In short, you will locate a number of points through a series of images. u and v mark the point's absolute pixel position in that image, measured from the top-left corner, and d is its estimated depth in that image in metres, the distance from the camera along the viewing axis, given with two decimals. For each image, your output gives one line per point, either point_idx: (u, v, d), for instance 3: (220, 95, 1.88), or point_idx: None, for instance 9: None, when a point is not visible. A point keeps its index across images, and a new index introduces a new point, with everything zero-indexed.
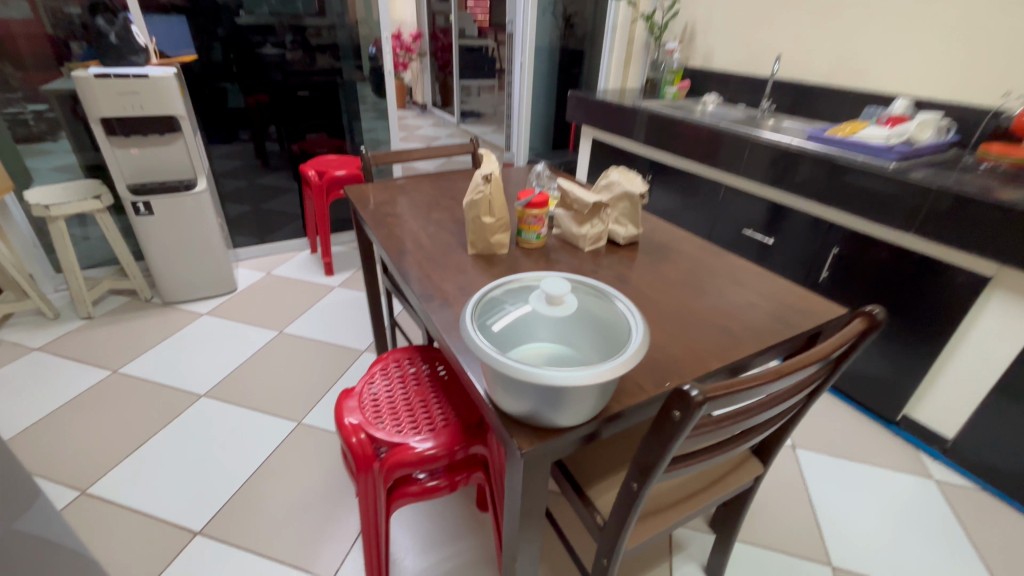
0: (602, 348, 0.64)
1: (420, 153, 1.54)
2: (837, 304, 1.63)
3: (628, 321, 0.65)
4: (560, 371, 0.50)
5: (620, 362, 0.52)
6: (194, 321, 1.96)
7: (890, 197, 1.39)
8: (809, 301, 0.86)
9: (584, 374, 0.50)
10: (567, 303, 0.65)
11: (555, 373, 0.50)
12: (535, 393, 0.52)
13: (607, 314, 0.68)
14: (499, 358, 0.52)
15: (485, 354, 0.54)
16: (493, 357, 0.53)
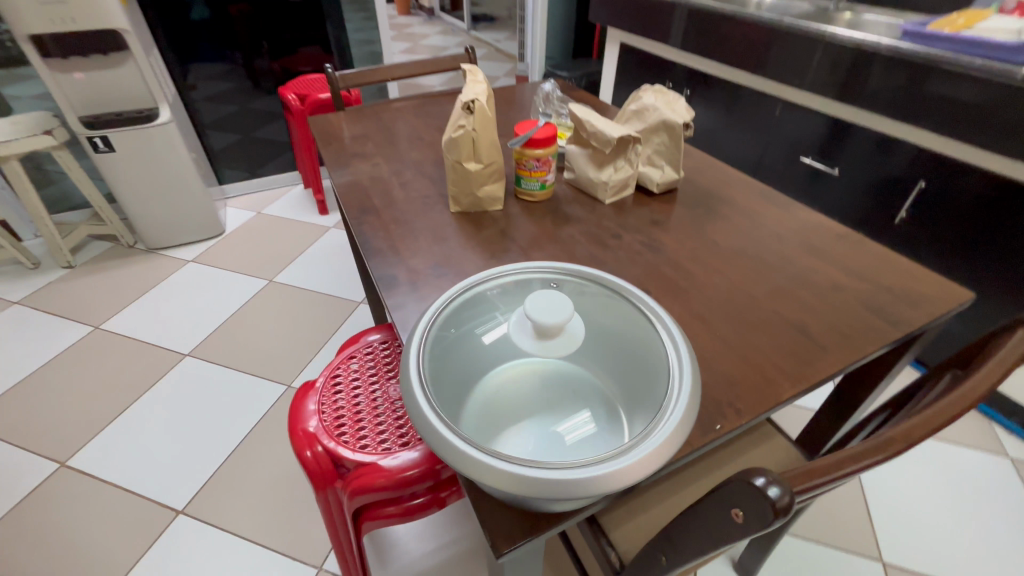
0: (620, 383, 0.47)
1: (404, 70, 1.23)
2: (913, 250, 1.34)
3: (664, 348, 0.45)
4: (557, 478, 0.35)
5: (648, 453, 0.36)
6: (180, 269, 1.81)
7: (1011, 117, 1.06)
8: (917, 280, 0.62)
9: (592, 482, 0.35)
10: (571, 332, 0.45)
11: (549, 481, 0.35)
12: (516, 496, 0.37)
13: (629, 327, 0.49)
14: (468, 455, 0.36)
15: (446, 441, 0.37)
16: (459, 450, 0.37)
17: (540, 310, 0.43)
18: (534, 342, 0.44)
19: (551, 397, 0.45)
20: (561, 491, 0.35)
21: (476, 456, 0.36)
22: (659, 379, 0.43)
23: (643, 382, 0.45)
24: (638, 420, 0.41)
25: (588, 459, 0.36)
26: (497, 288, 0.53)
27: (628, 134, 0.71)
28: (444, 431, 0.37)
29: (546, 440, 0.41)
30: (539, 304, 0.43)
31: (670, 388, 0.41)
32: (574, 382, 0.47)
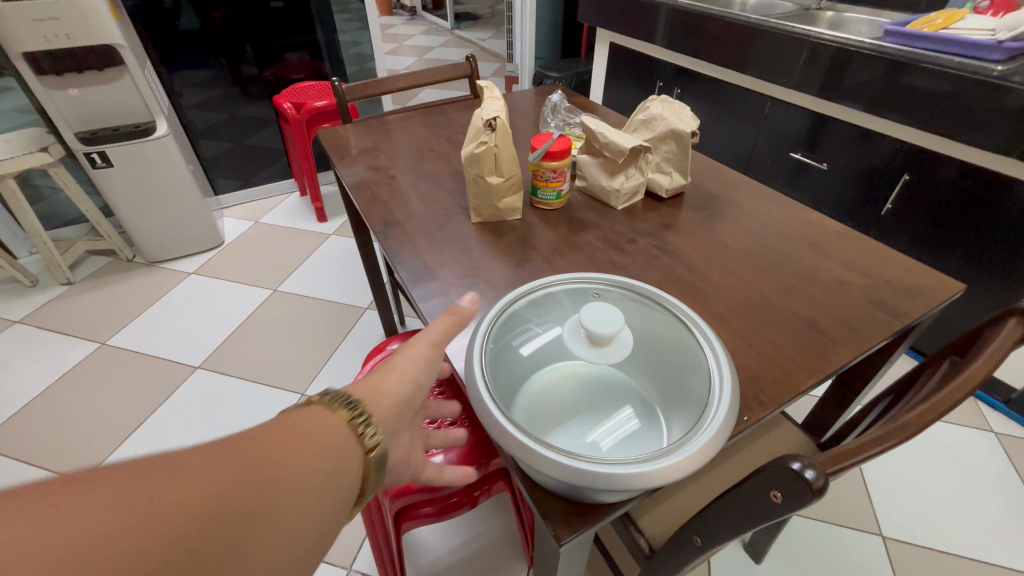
0: (656, 382, 0.51)
1: (406, 81, 1.26)
2: (899, 239, 1.41)
3: (699, 353, 0.49)
4: (623, 471, 0.39)
5: (709, 440, 0.41)
6: (182, 281, 1.81)
7: (987, 110, 1.11)
8: (913, 273, 0.67)
9: (656, 474, 0.39)
10: (620, 337, 0.49)
11: (620, 475, 0.38)
12: (579, 489, 0.40)
13: (658, 331, 0.54)
14: (542, 455, 0.39)
15: (518, 443, 0.40)
16: (531, 449, 0.40)
17: (594, 319, 0.47)
18: (587, 350, 0.47)
19: (595, 398, 0.49)
20: (625, 484, 0.38)
21: (549, 455, 0.39)
22: (696, 378, 0.48)
23: (679, 381, 0.50)
24: (683, 416, 0.45)
25: (647, 454, 0.40)
26: (530, 300, 0.56)
27: (640, 145, 0.75)
28: (513, 431, 0.41)
29: (598, 436, 0.45)
30: (593, 313, 0.47)
31: (711, 384, 0.46)
32: (613, 386, 0.51)
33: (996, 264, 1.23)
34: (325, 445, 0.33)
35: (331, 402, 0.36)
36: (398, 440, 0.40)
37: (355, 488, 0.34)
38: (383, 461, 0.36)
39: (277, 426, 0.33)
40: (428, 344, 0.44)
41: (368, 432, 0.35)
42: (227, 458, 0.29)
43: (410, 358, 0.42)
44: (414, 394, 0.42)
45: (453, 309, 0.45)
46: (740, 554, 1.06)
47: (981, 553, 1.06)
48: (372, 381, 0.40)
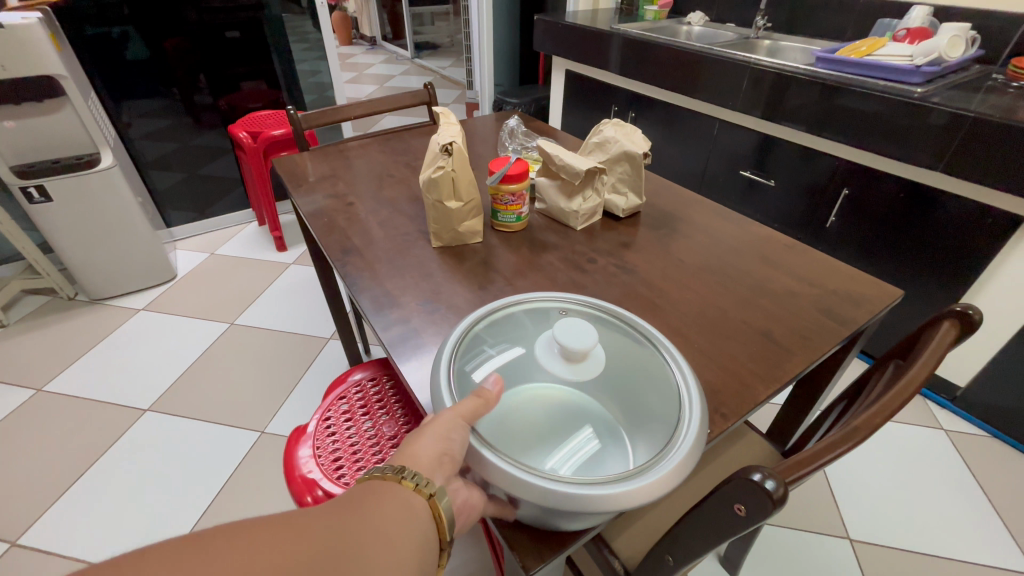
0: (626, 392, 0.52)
1: (364, 108, 1.26)
2: (845, 249, 1.48)
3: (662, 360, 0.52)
4: (620, 488, 0.39)
5: (690, 451, 0.42)
6: (129, 319, 1.71)
7: (911, 128, 1.21)
8: (857, 282, 0.70)
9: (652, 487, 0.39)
10: (593, 353, 0.51)
11: (617, 495, 0.38)
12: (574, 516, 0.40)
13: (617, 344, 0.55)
14: (528, 482, 0.38)
15: (503, 471, 0.39)
16: (525, 482, 0.39)
17: (570, 337, 0.48)
18: (561, 365, 0.49)
19: (566, 414, 0.49)
20: (624, 502, 0.38)
21: (536, 482, 0.39)
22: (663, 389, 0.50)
23: (643, 398, 0.51)
24: (661, 423, 0.47)
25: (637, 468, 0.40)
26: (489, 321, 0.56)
27: (596, 166, 0.77)
28: (504, 466, 0.39)
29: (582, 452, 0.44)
30: (567, 329, 0.49)
31: (682, 396, 0.47)
32: (583, 401, 0.51)
33: (930, 272, 1.31)
34: (392, 506, 0.34)
35: (377, 472, 0.36)
36: (454, 486, 0.39)
37: (424, 534, 0.34)
38: (448, 508, 0.36)
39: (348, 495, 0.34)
40: (454, 408, 0.41)
41: (421, 484, 0.36)
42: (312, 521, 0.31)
43: (436, 421, 0.40)
44: (452, 445, 0.40)
45: (478, 392, 0.44)
46: (716, 567, 1.06)
47: (941, 549, 1.10)
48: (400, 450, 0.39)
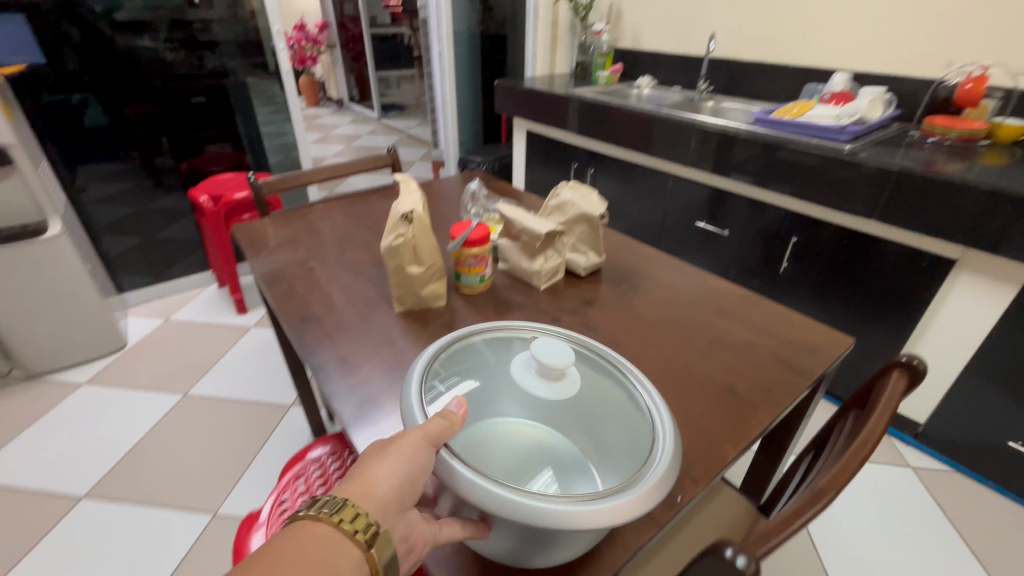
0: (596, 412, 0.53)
1: (327, 173, 1.27)
2: (800, 294, 1.54)
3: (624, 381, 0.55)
4: (611, 504, 0.40)
5: (672, 466, 0.44)
6: (70, 395, 1.59)
7: (846, 181, 1.30)
8: (811, 331, 0.73)
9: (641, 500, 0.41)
10: (568, 375, 0.53)
11: (610, 509, 0.39)
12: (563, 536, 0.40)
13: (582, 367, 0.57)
14: (521, 504, 0.39)
15: (494, 496, 0.39)
16: (516, 503, 0.39)
17: (551, 358, 0.51)
18: (538, 381, 0.52)
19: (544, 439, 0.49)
20: (616, 518, 0.39)
21: (523, 504, 0.39)
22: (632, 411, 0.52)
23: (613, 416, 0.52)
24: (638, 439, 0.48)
25: (625, 485, 0.42)
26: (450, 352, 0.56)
27: (555, 228, 0.79)
28: (496, 492, 0.40)
29: (564, 475, 0.45)
30: (544, 348, 0.52)
31: (654, 417, 0.49)
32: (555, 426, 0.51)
33: (881, 312, 1.37)
34: (328, 561, 0.33)
35: (314, 513, 0.35)
36: (407, 518, 0.39)
37: None
38: (389, 557, 0.35)
39: (275, 553, 0.32)
40: (421, 429, 0.42)
41: (361, 531, 0.34)
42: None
43: (401, 440, 0.40)
44: (415, 464, 0.40)
45: (444, 414, 0.44)
46: None
47: None
48: (361, 468, 0.39)
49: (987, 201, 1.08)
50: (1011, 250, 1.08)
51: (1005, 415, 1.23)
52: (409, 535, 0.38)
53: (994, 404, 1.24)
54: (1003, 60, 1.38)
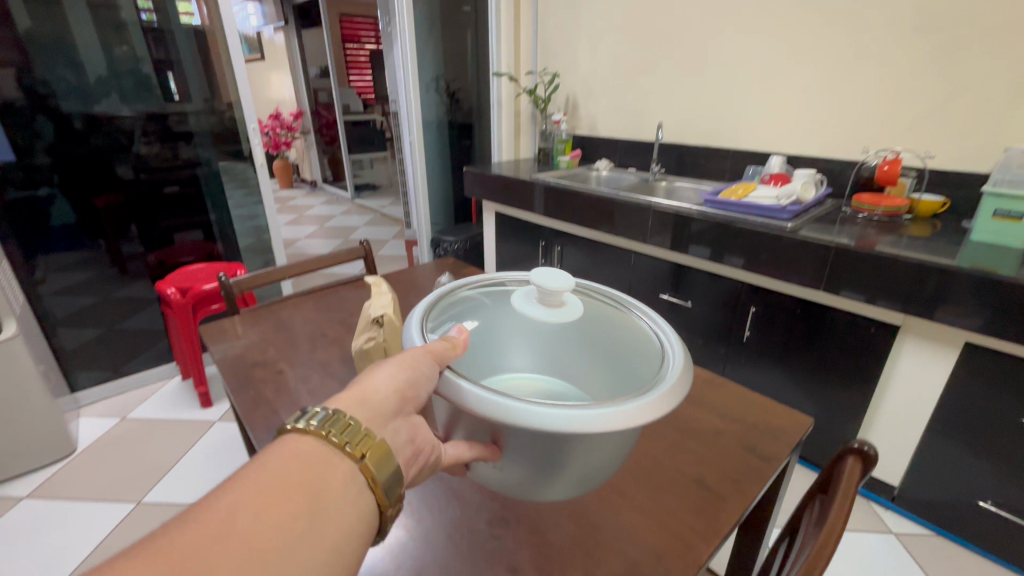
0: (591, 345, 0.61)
1: (299, 268, 1.29)
2: (764, 362, 1.59)
3: (613, 317, 0.64)
4: (629, 407, 0.46)
5: (673, 374, 0.51)
6: (7, 512, 1.46)
7: (792, 256, 1.40)
8: (772, 413, 0.75)
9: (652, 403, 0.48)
10: (563, 310, 0.60)
11: (629, 410, 0.46)
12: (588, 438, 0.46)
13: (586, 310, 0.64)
14: (549, 412, 0.45)
15: (525, 412, 0.45)
16: (546, 415, 0.45)
17: (547, 289, 0.59)
18: (539, 307, 0.60)
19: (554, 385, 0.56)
20: (635, 417, 0.46)
21: (553, 414, 0.45)
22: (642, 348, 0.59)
23: (609, 347, 0.60)
24: (640, 364, 0.56)
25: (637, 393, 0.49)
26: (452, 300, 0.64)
27: None
28: (527, 408, 0.45)
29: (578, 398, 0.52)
30: (540, 284, 0.60)
31: (661, 342, 0.58)
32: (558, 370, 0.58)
33: (842, 376, 1.42)
34: (320, 477, 0.32)
35: (301, 427, 0.34)
36: (410, 420, 0.41)
37: (354, 488, 0.33)
38: (385, 456, 0.35)
39: (262, 468, 0.32)
40: (426, 348, 0.47)
41: (350, 441, 0.34)
42: (223, 523, 0.28)
43: (406, 355, 0.45)
44: (416, 373, 0.44)
45: (447, 339, 0.50)
46: None
47: None
48: (364, 379, 0.41)
49: (918, 274, 1.18)
50: (944, 320, 1.17)
51: (970, 475, 1.26)
52: (412, 439, 0.40)
53: (959, 464, 1.27)
54: (911, 146, 1.57)
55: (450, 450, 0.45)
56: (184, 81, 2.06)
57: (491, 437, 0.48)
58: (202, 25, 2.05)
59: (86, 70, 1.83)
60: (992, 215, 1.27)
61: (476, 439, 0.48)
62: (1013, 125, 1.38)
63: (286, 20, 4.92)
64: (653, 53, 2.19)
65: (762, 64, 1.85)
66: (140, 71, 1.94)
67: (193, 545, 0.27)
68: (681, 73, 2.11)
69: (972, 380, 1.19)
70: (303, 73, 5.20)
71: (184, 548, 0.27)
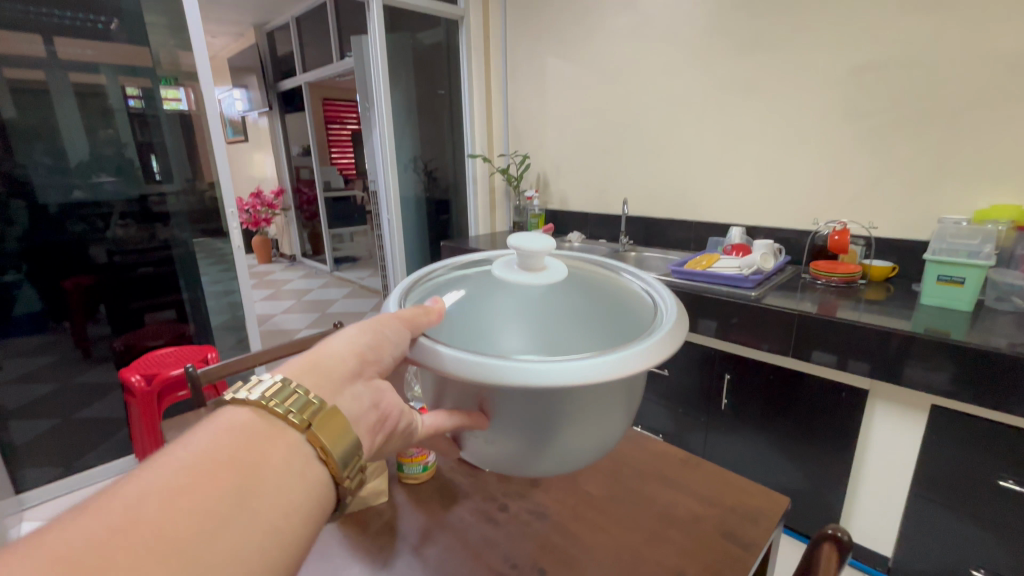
0: None
1: (270, 354, 1.27)
2: (743, 429, 1.58)
3: (603, 279, 0.62)
4: (635, 353, 0.43)
5: (676, 320, 0.50)
6: None
7: (760, 323, 1.45)
8: (750, 494, 0.75)
9: (658, 349, 0.45)
10: (548, 271, 0.59)
11: (637, 356, 0.43)
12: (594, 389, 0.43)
13: (575, 275, 0.62)
14: (555, 367, 0.40)
15: (527, 370, 0.40)
16: (552, 369, 0.40)
17: (527, 247, 0.58)
18: (520, 271, 0.59)
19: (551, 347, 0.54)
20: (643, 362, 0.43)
21: (559, 369, 0.40)
22: (636, 305, 0.56)
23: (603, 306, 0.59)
24: (640, 315, 0.54)
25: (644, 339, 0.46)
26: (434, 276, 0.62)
27: None
28: (529, 366, 0.40)
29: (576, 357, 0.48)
30: (521, 245, 0.58)
31: (657, 297, 0.56)
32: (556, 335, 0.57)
33: (821, 442, 1.42)
34: (262, 446, 0.31)
35: (244, 396, 0.33)
36: (374, 384, 0.41)
37: (302, 458, 0.32)
38: (336, 419, 0.35)
39: (197, 440, 0.30)
40: (397, 315, 0.46)
41: (296, 410, 0.34)
42: (150, 493, 0.27)
43: (375, 319, 0.45)
44: (379, 339, 0.43)
45: (423, 309, 0.48)
46: None
47: None
48: (322, 345, 0.41)
49: (878, 340, 1.23)
50: (913, 378, 1.19)
51: (957, 543, 1.24)
52: (377, 405, 0.41)
53: (945, 531, 1.25)
54: (855, 218, 1.70)
55: (427, 419, 0.45)
56: (166, 164, 2.13)
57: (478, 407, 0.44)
58: (188, 110, 2.15)
59: (68, 154, 1.90)
60: (936, 279, 1.35)
61: (460, 406, 0.46)
62: (942, 199, 1.52)
63: (270, 106, 5.13)
64: (614, 135, 2.36)
65: (715, 145, 2.00)
66: (124, 156, 2.02)
67: (109, 525, 0.25)
68: (642, 153, 2.26)
69: (944, 443, 1.21)
70: (284, 150, 5.33)
71: (99, 524, 0.25)
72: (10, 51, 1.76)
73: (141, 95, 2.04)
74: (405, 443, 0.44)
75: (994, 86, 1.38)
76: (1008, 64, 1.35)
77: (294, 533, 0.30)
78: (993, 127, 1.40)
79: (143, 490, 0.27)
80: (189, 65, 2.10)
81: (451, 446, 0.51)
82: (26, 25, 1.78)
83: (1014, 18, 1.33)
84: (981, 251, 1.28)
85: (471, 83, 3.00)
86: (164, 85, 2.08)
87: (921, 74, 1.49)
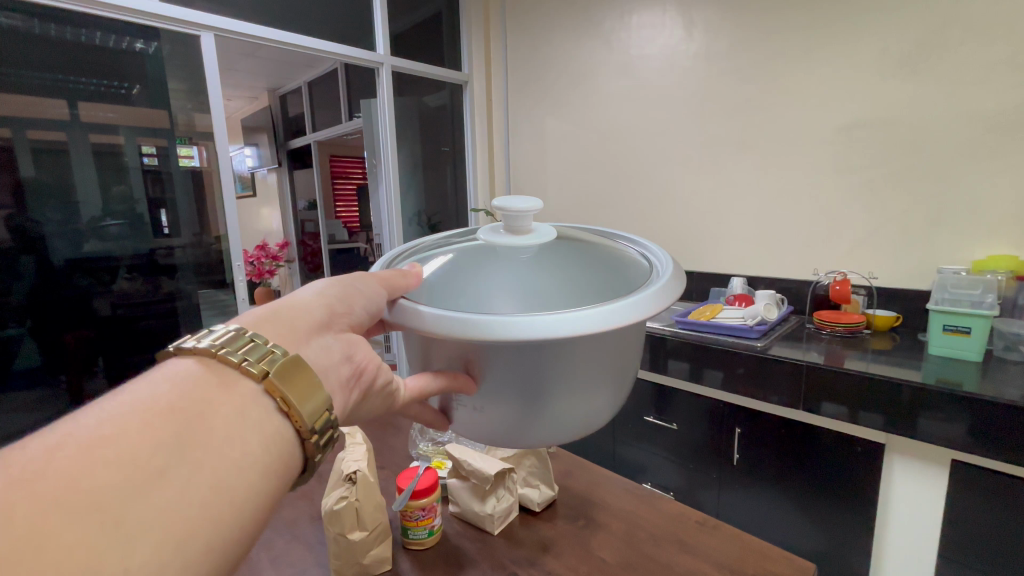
0: (579, 267, 0.60)
1: None
2: (756, 485, 1.52)
3: (601, 246, 0.62)
4: (622, 305, 0.43)
5: (673, 278, 0.49)
6: None
7: (767, 374, 1.43)
8: (771, 560, 0.71)
9: (650, 302, 0.44)
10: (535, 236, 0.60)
11: (622, 309, 0.43)
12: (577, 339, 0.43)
13: (569, 242, 0.63)
14: (536, 318, 0.41)
15: (506, 325, 0.41)
16: (533, 322, 0.40)
17: (509, 206, 0.60)
18: (507, 236, 0.62)
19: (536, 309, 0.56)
20: (629, 314, 0.43)
21: (538, 321, 0.41)
22: (631, 268, 0.56)
23: (598, 268, 0.59)
24: (634, 272, 0.54)
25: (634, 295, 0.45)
26: (419, 248, 0.65)
27: (505, 466, 0.80)
28: (510, 319, 0.41)
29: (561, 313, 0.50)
30: (504, 206, 0.60)
31: (655, 257, 0.56)
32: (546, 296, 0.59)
33: (838, 498, 1.36)
34: (214, 395, 0.37)
35: (204, 347, 0.40)
36: (343, 333, 0.49)
37: (249, 413, 0.38)
38: (282, 367, 0.40)
39: (152, 387, 0.36)
40: (376, 276, 0.52)
41: (253, 360, 0.40)
42: (101, 432, 0.31)
43: (356, 275, 0.52)
44: (349, 291, 0.50)
45: (402, 272, 0.54)
46: None
47: None
48: (296, 299, 0.49)
49: (887, 391, 1.21)
50: (929, 433, 1.17)
51: None
52: (349, 359, 0.48)
53: None
54: (855, 267, 1.72)
55: (412, 382, 0.49)
56: (175, 219, 2.26)
57: (462, 370, 0.47)
58: (200, 166, 2.23)
59: (80, 212, 2.07)
60: (942, 329, 1.35)
61: (445, 368, 0.48)
62: (938, 249, 1.55)
63: (279, 163, 5.29)
64: (612, 190, 2.44)
65: (710, 197, 2.07)
66: (135, 212, 2.18)
67: (59, 463, 0.29)
68: (639, 205, 2.33)
69: (968, 498, 1.16)
70: (291, 205, 5.50)
71: (47, 460, 0.29)
72: (36, 115, 1.97)
73: (157, 153, 2.20)
74: (386, 397, 0.51)
75: (977, 143, 1.44)
76: (987, 122, 1.42)
77: (245, 482, 0.35)
78: (979, 181, 1.45)
79: (84, 432, 0.31)
80: (205, 125, 2.17)
81: (440, 419, 0.54)
82: (51, 92, 1.99)
83: (989, 82, 1.41)
84: (983, 300, 1.29)
85: (474, 141, 3.16)
86: (180, 143, 2.18)
87: (904, 132, 1.56)
